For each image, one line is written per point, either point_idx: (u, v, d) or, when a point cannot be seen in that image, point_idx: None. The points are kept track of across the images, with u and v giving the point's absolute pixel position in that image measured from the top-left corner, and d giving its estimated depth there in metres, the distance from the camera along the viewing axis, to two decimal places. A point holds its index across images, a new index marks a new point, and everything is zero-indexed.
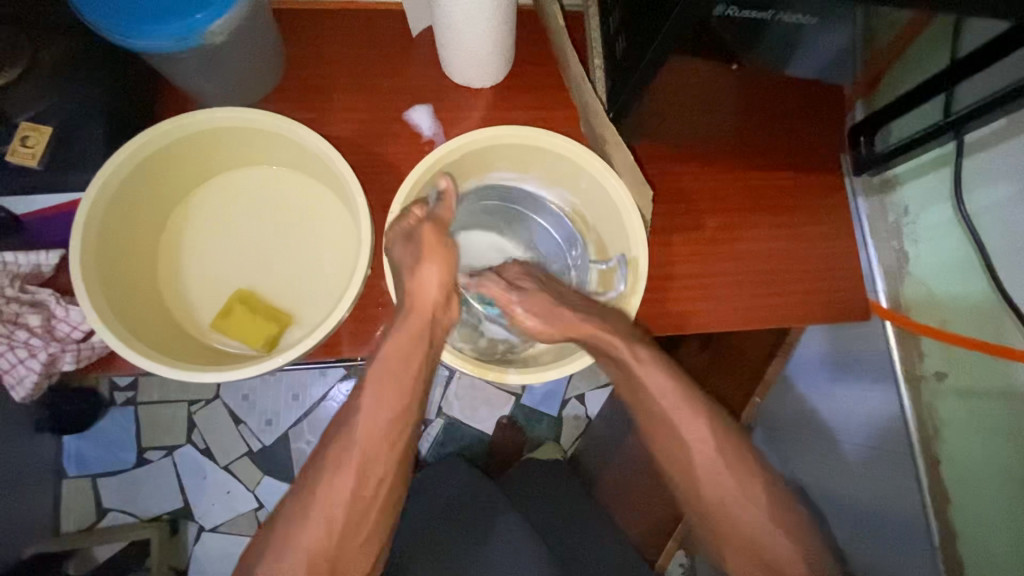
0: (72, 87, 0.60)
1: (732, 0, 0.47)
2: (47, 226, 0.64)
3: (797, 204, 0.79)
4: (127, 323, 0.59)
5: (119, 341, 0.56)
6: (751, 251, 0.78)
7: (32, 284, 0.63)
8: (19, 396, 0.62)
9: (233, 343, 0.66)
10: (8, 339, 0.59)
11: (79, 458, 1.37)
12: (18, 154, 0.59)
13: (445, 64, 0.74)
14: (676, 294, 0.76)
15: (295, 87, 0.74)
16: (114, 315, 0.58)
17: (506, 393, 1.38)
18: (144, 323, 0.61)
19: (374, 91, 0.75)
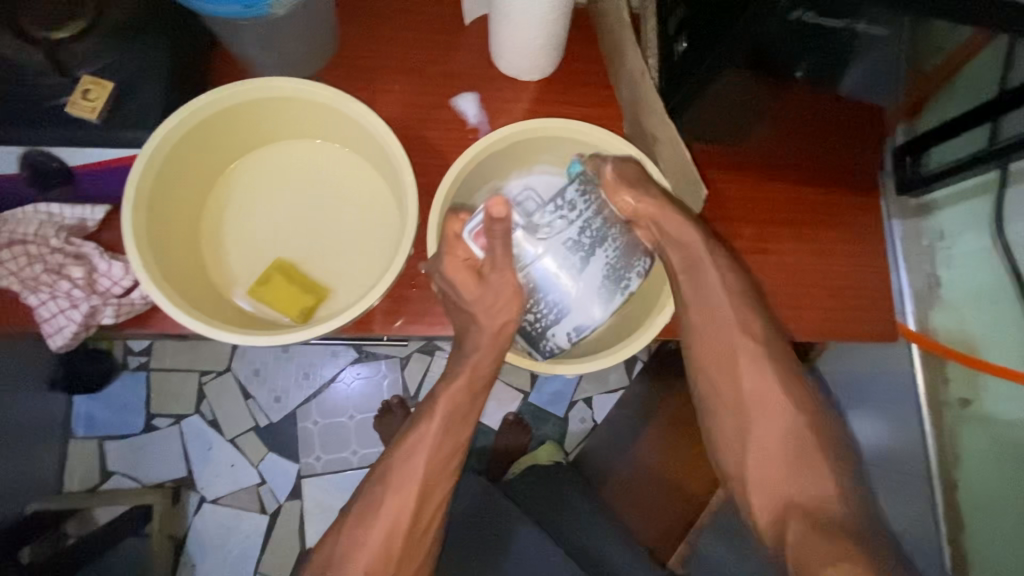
0: (134, 44, 0.61)
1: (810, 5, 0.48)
2: (98, 180, 0.65)
3: (835, 220, 0.79)
4: (169, 280, 0.60)
5: (161, 296, 0.57)
6: (782, 263, 0.78)
7: (77, 237, 0.64)
8: (55, 346, 0.62)
9: (269, 312, 0.66)
10: (51, 289, 0.61)
11: (88, 420, 1.37)
12: (79, 107, 0.59)
13: (496, 53, 0.75)
14: None
15: (348, 65, 0.75)
16: (158, 270, 0.59)
17: (515, 390, 1.39)
18: (184, 283, 0.62)
19: (425, 75, 0.76)
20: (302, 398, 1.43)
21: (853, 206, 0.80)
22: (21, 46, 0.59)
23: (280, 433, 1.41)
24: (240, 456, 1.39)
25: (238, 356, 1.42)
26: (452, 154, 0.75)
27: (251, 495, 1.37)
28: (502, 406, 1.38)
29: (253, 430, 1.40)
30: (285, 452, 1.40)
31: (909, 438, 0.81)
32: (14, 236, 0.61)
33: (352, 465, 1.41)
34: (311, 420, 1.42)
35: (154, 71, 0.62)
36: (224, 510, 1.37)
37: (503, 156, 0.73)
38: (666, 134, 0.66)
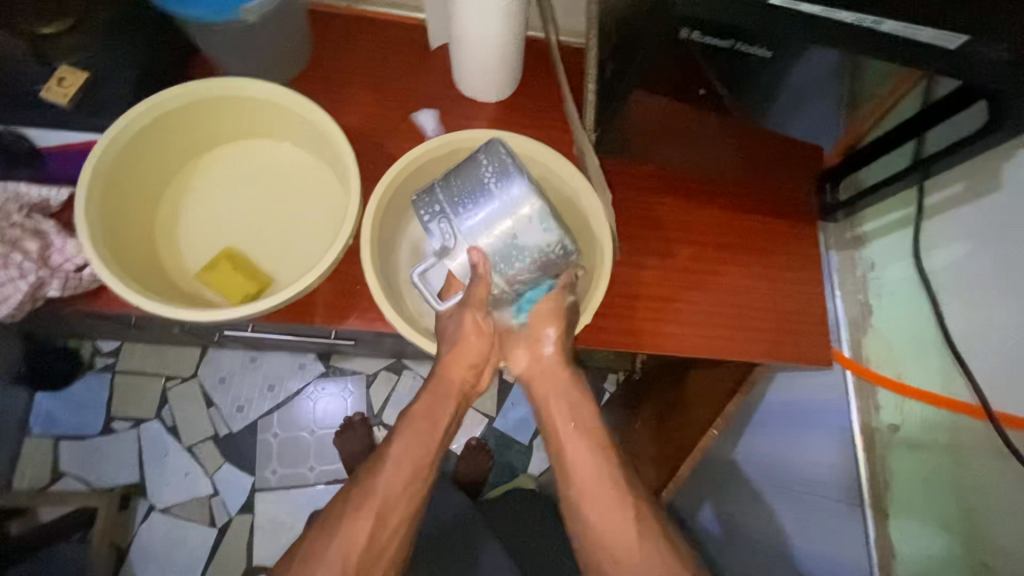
0: (111, 42, 0.67)
1: (691, 24, 0.54)
2: (66, 161, 0.69)
3: (771, 248, 0.83)
4: (116, 256, 0.63)
5: (103, 269, 0.59)
6: (717, 284, 0.81)
7: (38, 214, 0.67)
8: (1, 315, 0.64)
9: (214, 296, 0.69)
10: (4, 259, 0.63)
11: (47, 418, 1.36)
12: (52, 92, 0.64)
13: (455, 75, 0.81)
14: (640, 311, 0.79)
15: (316, 78, 0.81)
16: (106, 246, 0.62)
17: (480, 415, 1.39)
18: (131, 262, 0.65)
19: (388, 92, 0.82)
20: (265, 409, 1.42)
21: (788, 234, 0.83)
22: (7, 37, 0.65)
23: (239, 444, 1.40)
24: (196, 465, 1.38)
25: (206, 361, 1.43)
26: None
27: (203, 507, 1.35)
28: (465, 429, 1.38)
29: (212, 439, 1.39)
30: (243, 464, 1.38)
31: (845, 466, 0.82)
32: None
33: (310, 481, 1.39)
34: (272, 432, 1.41)
35: (127, 67, 0.67)
36: (174, 520, 1.34)
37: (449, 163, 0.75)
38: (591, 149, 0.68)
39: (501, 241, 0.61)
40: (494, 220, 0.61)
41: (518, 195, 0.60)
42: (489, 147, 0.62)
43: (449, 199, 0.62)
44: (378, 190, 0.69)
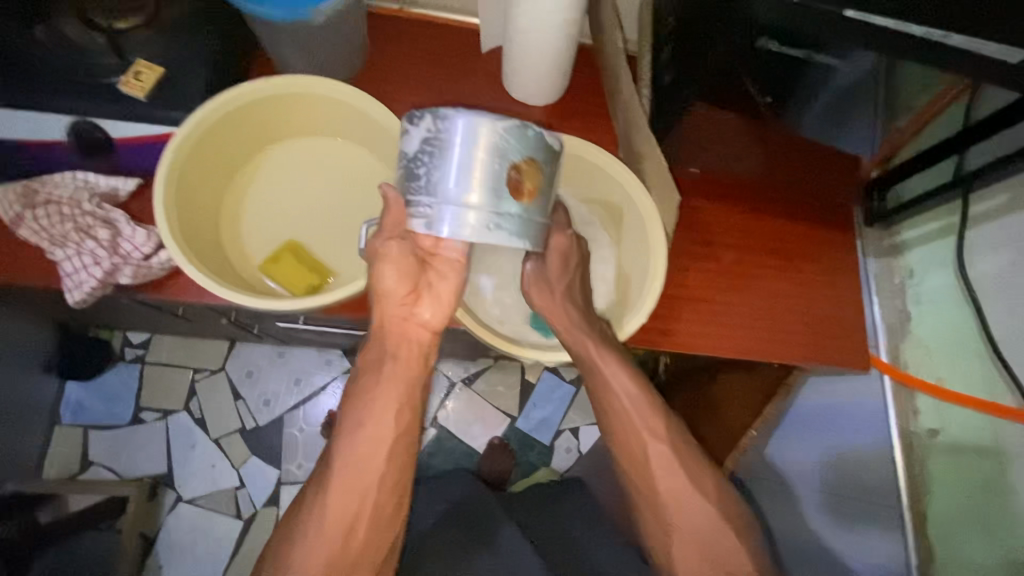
0: (183, 39, 0.69)
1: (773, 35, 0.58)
2: (137, 153, 0.70)
3: (810, 253, 0.84)
4: (190, 245, 0.65)
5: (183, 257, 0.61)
6: (755, 285, 0.83)
7: (109, 204, 0.70)
8: (72, 300, 0.66)
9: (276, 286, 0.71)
10: (77, 245, 0.65)
11: (76, 407, 1.38)
12: (131, 86, 0.65)
13: (508, 80, 0.84)
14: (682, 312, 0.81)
15: (371, 79, 0.83)
16: (181, 236, 0.64)
17: (502, 415, 1.41)
18: (202, 250, 0.67)
19: (439, 94, 0.84)
20: (291, 403, 1.44)
21: (826, 240, 0.85)
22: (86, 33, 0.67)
23: (266, 437, 1.41)
24: (223, 457, 1.39)
25: (234, 355, 1.45)
26: None
27: (229, 498, 1.36)
28: (486, 427, 1.40)
29: (239, 432, 1.41)
30: (268, 457, 1.40)
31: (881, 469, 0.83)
32: (51, 198, 0.67)
33: None
34: (298, 427, 1.42)
35: (198, 63, 0.69)
36: (200, 511, 1.35)
37: None
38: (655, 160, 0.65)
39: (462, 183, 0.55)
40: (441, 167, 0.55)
41: (448, 131, 0.55)
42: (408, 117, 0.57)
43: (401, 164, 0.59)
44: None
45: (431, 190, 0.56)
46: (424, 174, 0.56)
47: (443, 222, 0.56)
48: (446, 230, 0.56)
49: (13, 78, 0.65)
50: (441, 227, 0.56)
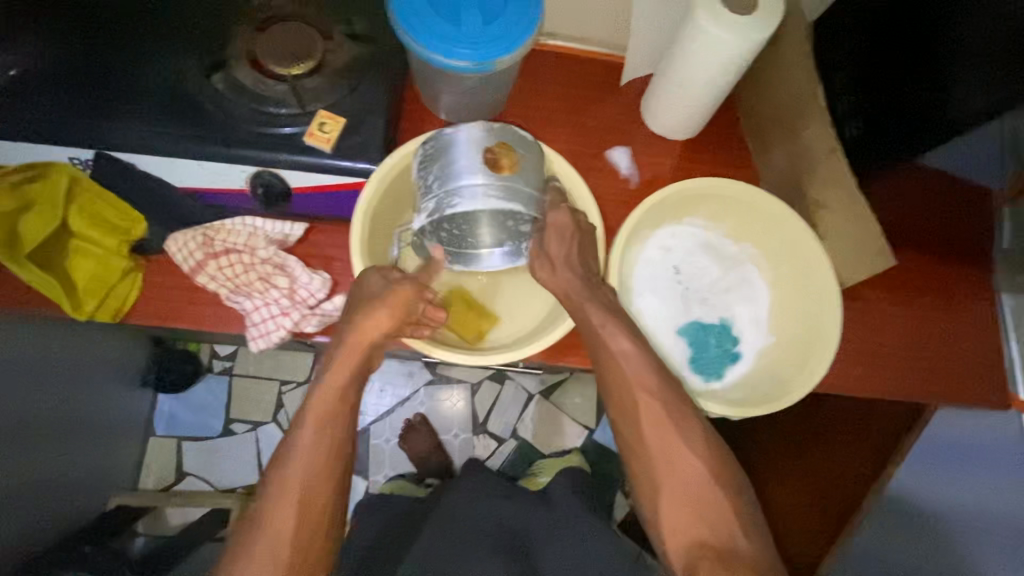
0: (356, 85, 0.68)
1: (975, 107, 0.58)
2: (313, 202, 0.70)
3: (956, 291, 0.82)
4: None
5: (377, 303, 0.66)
6: (906, 328, 0.80)
7: (281, 250, 0.71)
8: (256, 347, 0.69)
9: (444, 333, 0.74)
10: (263, 295, 0.68)
11: (170, 419, 1.40)
12: (317, 138, 0.65)
13: (649, 112, 0.80)
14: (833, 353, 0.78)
15: (518, 114, 0.82)
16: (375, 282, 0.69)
17: (581, 426, 1.39)
18: None
19: (583, 129, 0.83)
20: None
21: (972, 278, 0.82)
22: (263, 81, 0.67)
23: None
24: None
25: (320, 367, 1.45)
26: (608, 201, 0.81)
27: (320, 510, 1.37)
28: (564, 439, 1.38)
29: None
30: None
31: None
32: (229, 245, 0.68)
33: None
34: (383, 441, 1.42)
35: (373, 109, 0.68)
36: None
37: (666, 204, 0.74)
38: (848, 210, 0.64)
39: (485, 178, 0.60)
40: (451, 164, 0.61)
41: (450, 134, 0.62)
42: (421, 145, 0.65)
43: (418, 180, 0.64)
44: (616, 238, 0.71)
45: (442, 185, 0.61)
46: (434, 177, 0.62)
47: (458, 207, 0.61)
48: (473, 206, 0.60)
49: (196, 129, 0.64)
50: (467, 206, 0.60)
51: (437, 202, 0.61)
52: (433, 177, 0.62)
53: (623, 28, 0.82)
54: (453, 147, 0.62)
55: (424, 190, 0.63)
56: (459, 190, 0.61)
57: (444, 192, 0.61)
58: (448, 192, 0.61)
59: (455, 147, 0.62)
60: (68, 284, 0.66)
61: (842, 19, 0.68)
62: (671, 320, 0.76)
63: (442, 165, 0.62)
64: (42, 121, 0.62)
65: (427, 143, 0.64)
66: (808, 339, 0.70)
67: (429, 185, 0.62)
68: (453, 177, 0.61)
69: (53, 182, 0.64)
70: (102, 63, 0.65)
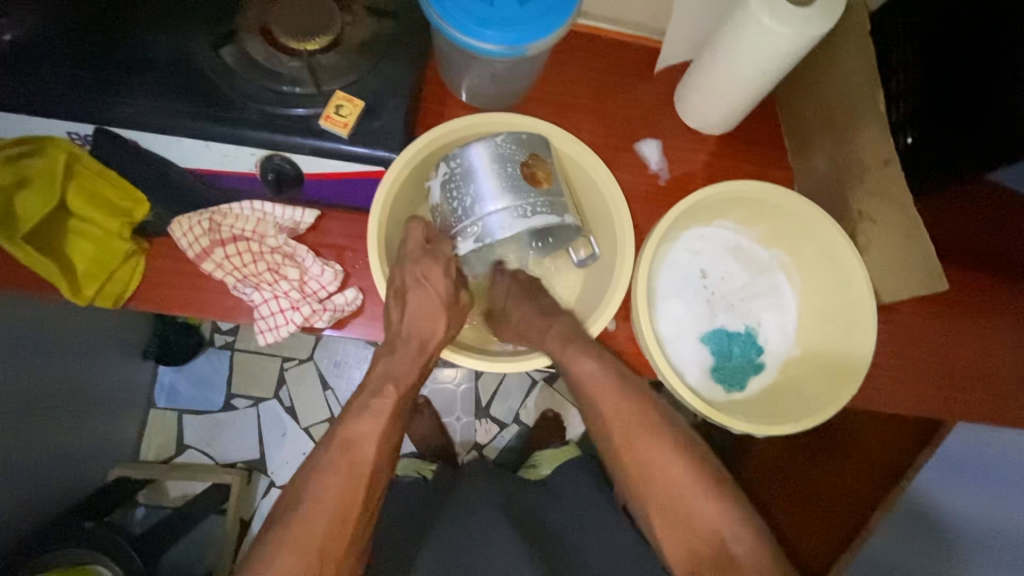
0: (376, 65, 0.63)
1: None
2: (324, 188, 0.66)
3: (1008, 306, 0.74)
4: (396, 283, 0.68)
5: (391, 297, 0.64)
6: (950, 344, 0.73)
7: (290, 238, 0.67)
8: (264, 341, 0.66)
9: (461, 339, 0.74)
10: (272, 287, 0.65)
11: (170, 391, 1.37)
12: (332, 121, 0.60)
13: (681, 103, 0.76)
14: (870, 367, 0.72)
15: (543, 99, 0.77)
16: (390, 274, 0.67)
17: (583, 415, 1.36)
18: None
19: (611, 117, 0.78)
20: None
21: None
22: (276, 57, 0.62)
23: None
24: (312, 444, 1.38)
25: (322, 345, 1.42)
26: (633, 197, 0.76)
27: None
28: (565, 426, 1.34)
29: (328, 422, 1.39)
30: None
31: None
32: (236, 232, 0.65)
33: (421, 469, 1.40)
34: None
35: (393, 92, 0.63)
36: None
37: (701, 206, 0.70)
38: (896, 226, 0.60)
39: (516, 202, 0.62)
40: (477, 189, 0.62)
41: (469, 157, 0.62)
42: (438, 167, 0.65)
43: (444, 204, 0.65)
44: (646, 246, 0.68)
45: (467, 213, 0.63)
46: (459, 205, 0.64)
47: (491, 234, 0.63)
48: (498, 236, 0.62)
49: (204, 107, 0.60)
50: (491, 238, 0.62)
51: (470, 232, 0.63)
52: (461, 204, 0.63)
53: (661, 11, 0.76)
54: (476, 171, 0.62)
55: (453, 219, 0.64)
56: (490, 217, 0.62)
57: (477, 220, 0.63)
58: (480, 220, 0.62)
59: (479, 172, 0.62)
60: (67, 267, 0.62)
61: (904, 17, 0.64)
62: (694, 326, 0.73)
63: (469, 193, 0.63)
64: (40, 93, 0.58)
65: (448, 167, 0.64)
66: (839, 356, 0.68)
67: (457, 214, 0.64)
68: (482, 204, 0.62)
69: (52, 158, 0.60)
70: (109, 36, 0.61)
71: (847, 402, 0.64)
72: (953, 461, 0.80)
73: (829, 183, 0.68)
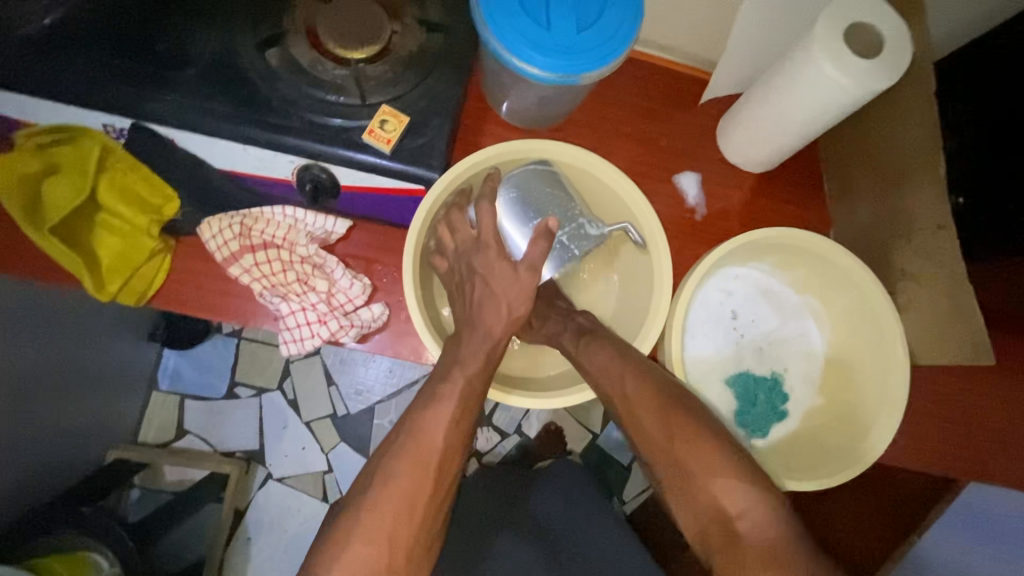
0: (423, 79, 0.62)
1: None
2: (358, 199, 0.65)
3: None
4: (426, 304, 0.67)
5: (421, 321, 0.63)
6: (976, 405, 0.71)
7: (320, 247, 0.66)
8: (288, 351, 0.65)
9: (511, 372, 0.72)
10: (300, 299, 0.64)
11: (173, 375, 1.36)
12: (375, 135, 0.59)
13: (725, 140, 0.75)
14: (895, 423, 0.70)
15: (584, 123, 0.75)
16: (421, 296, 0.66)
17: (585, 430, 1.34)
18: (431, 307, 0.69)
19: (653, 146, 0.76)
20: (383, 395, 1.39)
21: None
22: (322, 65, 0.60)
23: (354, 425, 1.38)
24: (312, 440, 1.36)
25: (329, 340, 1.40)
26: (669, 230, 0.75)
27: (318, 482, 1.34)
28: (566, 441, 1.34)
29: (329, 418, 1.37)
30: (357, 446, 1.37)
31: None
32: (267, 238, 0.64)
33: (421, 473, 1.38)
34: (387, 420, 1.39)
35: (440, 110, 0.61)
36: (289, 491, 1.33)
37: (738, 248, 0.69)
38: (942, 291, 0.59)
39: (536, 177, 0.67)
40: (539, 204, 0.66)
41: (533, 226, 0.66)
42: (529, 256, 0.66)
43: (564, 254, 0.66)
44: (682, 287, 0.67)
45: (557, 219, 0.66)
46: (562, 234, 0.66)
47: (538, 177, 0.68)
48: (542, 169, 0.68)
49: (244, 110, 0.58)
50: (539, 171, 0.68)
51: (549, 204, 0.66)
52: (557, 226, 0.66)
53: (712, 43, 0.75)
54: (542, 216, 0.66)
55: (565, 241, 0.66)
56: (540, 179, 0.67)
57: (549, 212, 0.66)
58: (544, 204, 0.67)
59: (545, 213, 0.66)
60: (91, 262, 0.61)
61: (965, 78, 0.63)
62: (721, 367, 0.72)
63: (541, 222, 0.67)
64: (78, 83, 0.57)
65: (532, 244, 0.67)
66: (867, 411, 0.67)
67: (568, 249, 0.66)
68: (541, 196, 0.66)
69: (86, 150, 0.59)
70: (151, 30, 0.59)
71: (873, 462, 0.63)
72: (963, 518, 0.79)
73: (874, 236, 0.67)
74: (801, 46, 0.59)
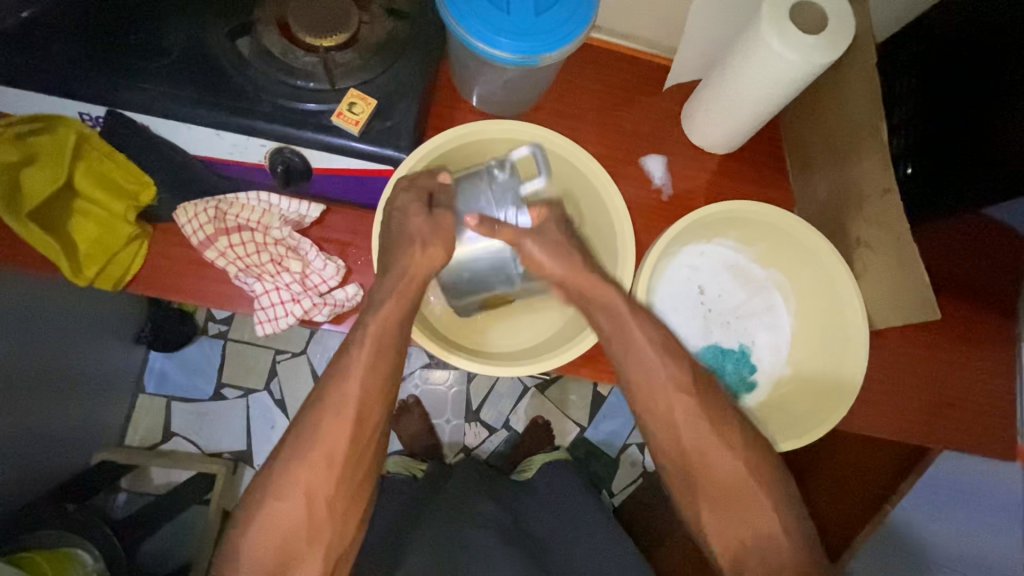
0: (390, 65, 0.64)
1: None
2: (330, 183, 0.67)
3: (998, 345, 0.75)
4: None
5: None
6: (937, 373, 0.74)
7: (294, 231, 0.68)
8: (263, 330, 0.67)
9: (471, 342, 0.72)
10: (274, 279, 0.66)
11: (160, 377, 1.36)
12: (345, 117, 0.61)
13: (687, 122, 0.77)
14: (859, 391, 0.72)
15: (552, 109, 0.78)
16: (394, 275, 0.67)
17: (571, 424, 1.35)
18: None
19: (619, 130, 0.79)
20: None
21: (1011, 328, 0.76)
22: (293, 52, 0.62)
23: None
24: None
25: (316, 340, 1.41)
26: (637, 210, 0.77)
27: None
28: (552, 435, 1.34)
29: None
30: None
31: None
32: (242, 221, 0.66)
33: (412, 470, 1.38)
34: None
35: (408, 94, 0.64)
36: None
37: (700, 223, 0.71)
38: (893, 254, 0.61)
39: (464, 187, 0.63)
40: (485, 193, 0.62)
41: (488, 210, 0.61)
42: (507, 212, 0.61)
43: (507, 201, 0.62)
44: (646, 260, 0.69)
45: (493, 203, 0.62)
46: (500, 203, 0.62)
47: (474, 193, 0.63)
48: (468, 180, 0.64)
49: (217, 96, 0.60)
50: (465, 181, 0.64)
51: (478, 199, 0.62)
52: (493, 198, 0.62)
53: (673, 30, 0.77)
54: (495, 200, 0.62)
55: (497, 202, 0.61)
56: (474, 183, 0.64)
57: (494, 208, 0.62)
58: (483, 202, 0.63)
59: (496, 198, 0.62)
60: (68, 248, 0.62)
61: (907, 53, 0.66)
62: (690, 341, 0.74)
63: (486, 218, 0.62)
64: (56, 72, 0.58)
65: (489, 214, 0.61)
66: (832, 377, 0.68)
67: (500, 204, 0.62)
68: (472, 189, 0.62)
69: (62, 137, 0.61)
70: (127, 22, 0.61)
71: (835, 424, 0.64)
72: (934, 489, 0.80)
73: (830, 209, 0.69)
74: (751, 25, 0.62)
